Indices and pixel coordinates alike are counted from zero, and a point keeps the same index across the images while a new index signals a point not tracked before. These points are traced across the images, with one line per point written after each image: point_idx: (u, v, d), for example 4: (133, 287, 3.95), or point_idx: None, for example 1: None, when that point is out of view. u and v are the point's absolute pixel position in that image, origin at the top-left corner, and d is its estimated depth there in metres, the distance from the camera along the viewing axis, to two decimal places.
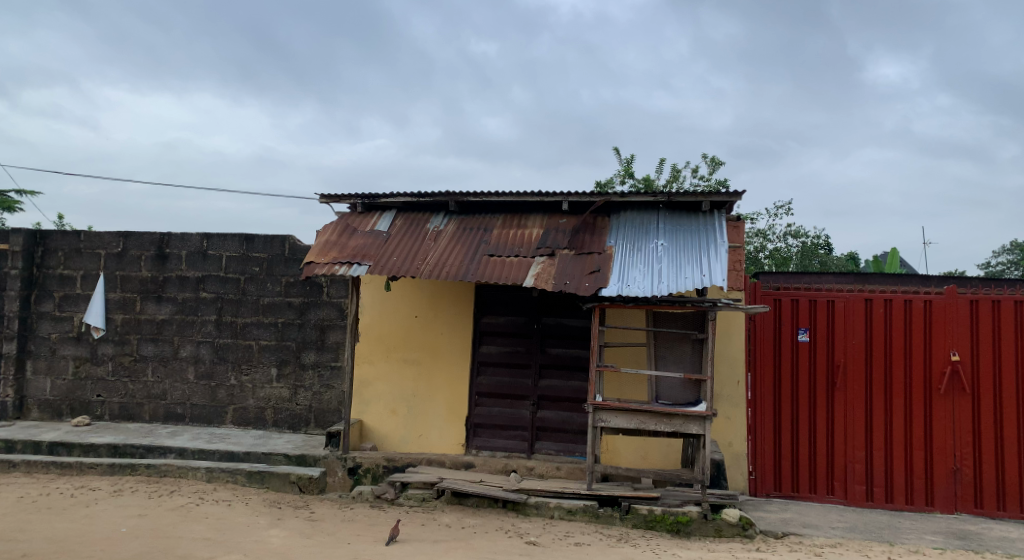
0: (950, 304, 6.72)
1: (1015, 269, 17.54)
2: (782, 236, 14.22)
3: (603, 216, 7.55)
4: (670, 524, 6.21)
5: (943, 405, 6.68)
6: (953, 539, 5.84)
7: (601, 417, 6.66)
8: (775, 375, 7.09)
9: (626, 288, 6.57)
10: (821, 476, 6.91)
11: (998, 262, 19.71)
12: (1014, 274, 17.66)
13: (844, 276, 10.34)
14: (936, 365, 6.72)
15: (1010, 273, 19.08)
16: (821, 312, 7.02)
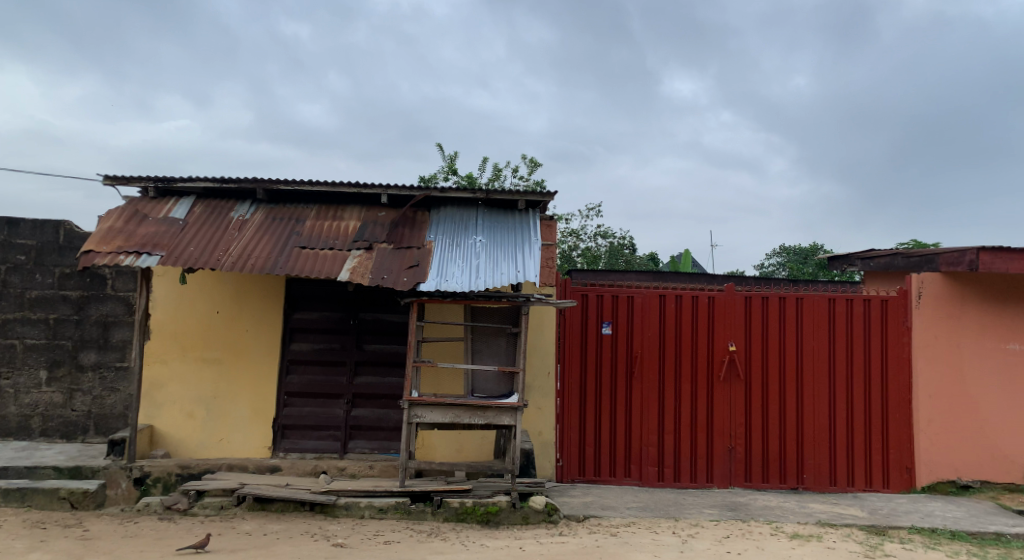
0: (728, 300, 7.49)
1: (781, 270, 20.14)
2: (593, 236, 15.16)
3: (423, 210, 7.52)
4: (480, 515, 6.34)
5: (721, 390, 7.44)
6: (726, 511, 6.55)
7: (416, 413, 6.61)
8: (582, 366, 7.50)
9: (443, 283, 6.57)
10: (620, 460, 7.43)
11: (770, 264, 22.49)
12: (780, 274, 20.25)
13: (646, 274, 11.25)
14: (717, 355, 7.46)
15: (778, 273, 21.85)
16: (622, 306, 7.53)
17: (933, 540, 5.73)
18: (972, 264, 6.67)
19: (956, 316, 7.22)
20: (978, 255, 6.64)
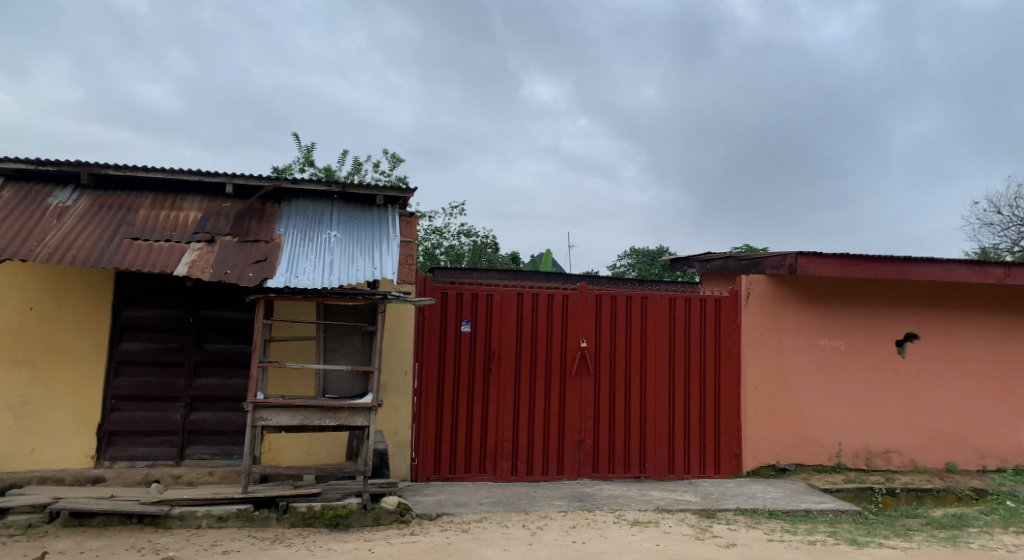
0: (581, 299, 7.77)
1: (632, 270, 21.27)
2: (455, 234, 15.20)
3: (273, 203, 7.17)
4: (329, 519, 6.09)
5: (573, 386, 7.70)
6: (574, 502, 6.80)
7: (262, 415, 6.26)
8: (439, 364, 7.48)
9: (294, 279, 6.28)
10: (475, 456, 7.49)
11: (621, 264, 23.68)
12: (630, 274, 21.37)
13: (506, 273, 11.45)
14: (569, 351, 7.72)
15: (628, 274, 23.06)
16: (481, 304, 7.59)
17: (755, 520, 6.27)
18: (792, 267, 7.36)
19: (778, 314, 7.93)
20: (796, 259, 7.33)
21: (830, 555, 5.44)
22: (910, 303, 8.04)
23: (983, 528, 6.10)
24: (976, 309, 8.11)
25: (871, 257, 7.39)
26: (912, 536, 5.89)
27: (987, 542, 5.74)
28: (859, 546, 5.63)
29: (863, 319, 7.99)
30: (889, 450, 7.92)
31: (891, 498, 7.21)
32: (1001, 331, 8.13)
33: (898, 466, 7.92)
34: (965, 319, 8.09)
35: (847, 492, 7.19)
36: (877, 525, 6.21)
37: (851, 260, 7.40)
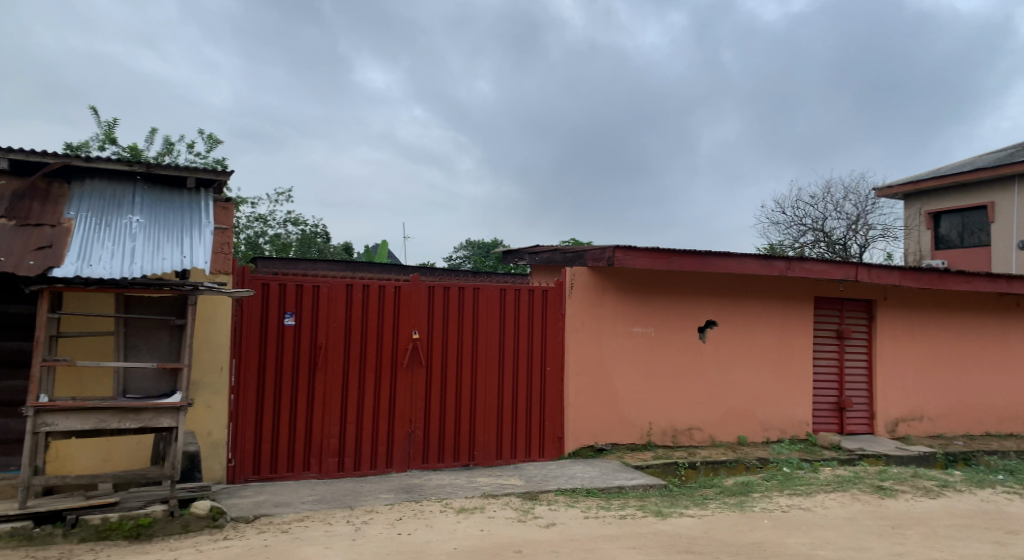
0: (412, 290, 7.69)
1: (467, 262, 21.60)
2: (283, 223, 14.51)
3: (61, 182, 6.39)
4: (129, 530, 5.54)
5: (403, 378, 7.63)
6: (401, 494, 6.75)
7: (45, 421, 5.52)
8: (260, 359, 7.09)
9: (86, 268, 5.62)
10: (299, 454, 7.19)
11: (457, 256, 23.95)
12: (466, 266, 21.69)
13: (337, 263, 11.11)
14: (399, 343, 7.63)
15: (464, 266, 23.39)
16: (307, 296, 7.28)
17: (573, 499, 6.61)
18: (610, 260, 7.82)
19: (598, 304, 8.40)
20: (614, 252, 7.80)
21: (638, 526, 5.86)
22: (710, 293, 8.86)
23: (764, 493, 6.89)
24: (764, 298, 9.13)
25: (679, 251, 8.03)
26: (707, 504, 6.52)
27: (767, 505, 6.49)
28: (663, 516, 6.13)
29: (671, 308, 8.69)
30: (692, 427, 8.71)
31: (692, 471, 7.92)
32: (782, 317, 9.21)
33: (699, 441, 8.73)
34: (755, 308, 9.07)
35: (655, 468, 7.80)
36: (679, 497, 6.80)
37: (662, 254, 8.00)
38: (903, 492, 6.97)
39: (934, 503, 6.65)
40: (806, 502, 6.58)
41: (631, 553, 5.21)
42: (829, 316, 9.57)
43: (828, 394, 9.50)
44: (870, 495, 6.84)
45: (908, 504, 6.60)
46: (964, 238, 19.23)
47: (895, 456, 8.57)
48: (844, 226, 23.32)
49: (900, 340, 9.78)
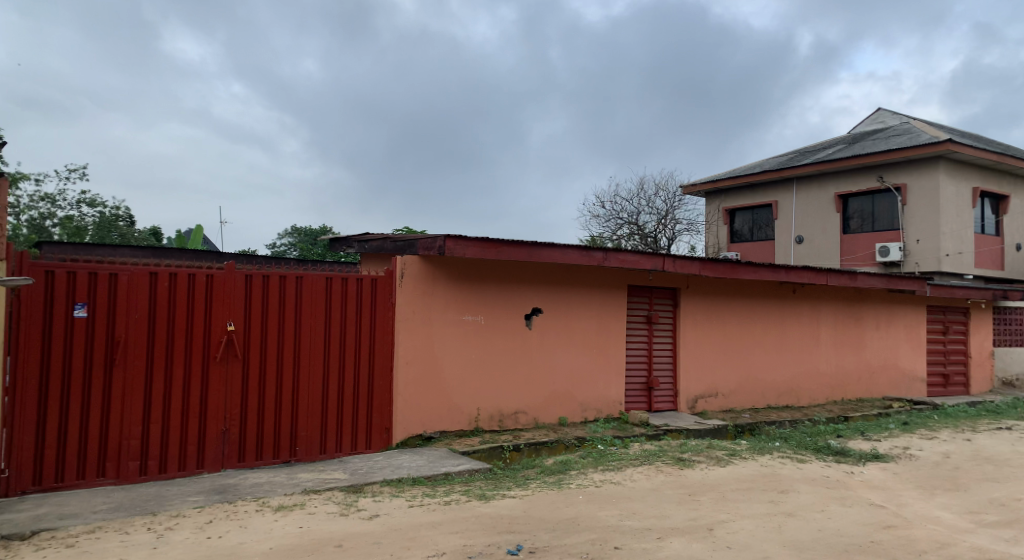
0: (228, 279, 7.17)
1: (293, 250, 20.70)
2: (74, 204, 12.96)
3: None
4: None
5: (216, 373, 7.11)
6: (212, 495, 6.32)
7: None
8: (44, 356, 6.27)
9: None
10: (92, 460, 6.47)
11: (283, 243, 22.85)
12: (292, 254, 20.78)
13: (142, 250, 10.14)
14: (212, 336, 7.10)
15: (289, 254, 22.37)
16: (102, 285, 6.54)
17: (398, 488, 6.57)
18: (440, 249, 7.82)
19: (428, 293, 8.38)
20: (444, 241, 7.80)
21: (461, 511, 5.96)
22: (536, 282, 9.19)
23: (580, 470, 7.31)
24: (585, 287, 9.64)
25: (507, 241, 8.22)
26: (528, 485, 6.79)
27: (582, 481, 6.89)
28: (486, 499, 6.28)
29: (499, 296, 8.89)
30: (517, 411, 9.01)
31: (516, 453, 8.19)
32: (601, 305, 9.80)
33: (523, 424, 9.05)
34: (576, 297, 9.56)
35: (481, 452, 7.97)
36: (502, 479, 7.01)
37: (490, 243, 8.14)
38: (699, 462, 7.72)
39: (724, 470, 7.45)
40: (617, 476, 7.07)
41: (454, 538, 5.29)
42: (641, 303, 10.32)
43: (639, 375, 10.27)
44: (672, 467, 7.51)
45: (703, 473, 7.32)
46: (754, 233, 21.65)
47: (694, 430, 9.47)
48: (655, 220, 25.31)
49: (700, 325, 10.80)
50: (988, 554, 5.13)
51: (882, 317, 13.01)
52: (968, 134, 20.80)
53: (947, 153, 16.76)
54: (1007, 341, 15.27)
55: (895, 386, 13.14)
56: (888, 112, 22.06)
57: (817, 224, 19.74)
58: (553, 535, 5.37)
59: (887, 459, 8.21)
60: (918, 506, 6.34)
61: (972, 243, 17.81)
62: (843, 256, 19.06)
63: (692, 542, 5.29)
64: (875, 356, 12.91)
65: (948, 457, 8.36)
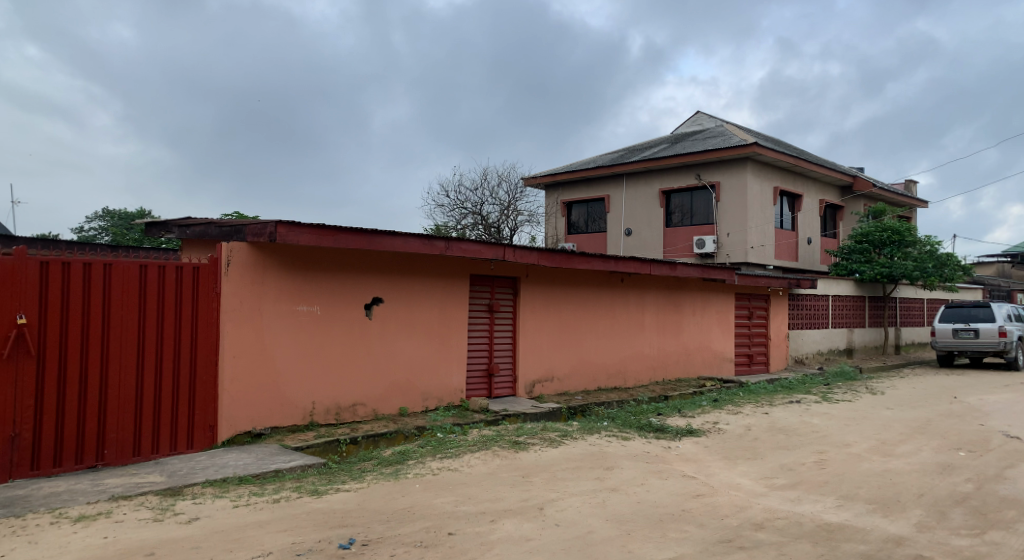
0: (18, 265, 6.26)
1: (105, 235, 18.80)
2: None
3: None
4: None
5: (4, 371, 6.16)
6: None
7: None
8: None
9: None
10: None
11: (93, 227, 20.66)
12: (103, 239, 18.88)
13: None
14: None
15: (100, 239, 20.28)
16: None
17: (222, 489, 6.18)
18: (271, 236, 7.40)
19: (258, 283, 7.93)
20: (276, 228, 7.39)
21: (291, 508, 5.72)
22: (375, 271, 9.00)
23: (418, 459, 7.30)
24: (426, 276, 9.59)
25: (344, 228, 7.96)
26: (364, 477, 6.67)
27: (420, 471, 6.89)
28: (318, 495, 6.08)
29: (336, 286, 8.62)
30: (355, 403, 8.80)
31: (353, 446, 8.01)
32: (442, 294, 9.80)
33: (362, 416, 8.87)
34: (418, 286, 9.49)
35: (316, 447, 7.71)
36: (337, 473, 6.83)
37: (326, 231, 7.83)
38: (534, 445, 8.01)
39: (556, 451, 7.79)
40: (454, 463, 7.15)
41: (282, 536, 5.07)
42: (482, 292, 10.47)
43: (479, 362, 10.43)
44: (508, 451, 7.72)
45: (536, 455, 7.61)
46: (589, 225, 22.75)
47: (530, 414, 9.80)
48: (497, 210, 25.84)
49: (538, 313, 11.17)
50: (777, 513, 5.80)
51: (698, 304, 14.23)
52: (770, 139, 23.24)
53: (754, 155, 18.62)
54: (800, 324, 17.33)
55: (708, 366, 14.45)
56: (706, 116, 24.09)
57: (645, 217, 21.13)
58: (387, 526, 5.31)
59: (699, 433, 9.02)
60: (723, 474, 7.02)
61: (773, 238, 19.97)
62: (666, 248, 20.67)
63: (523, 522, 5.48)
64: (692, 340, 14.11)
65: (749, 429, 9.34)
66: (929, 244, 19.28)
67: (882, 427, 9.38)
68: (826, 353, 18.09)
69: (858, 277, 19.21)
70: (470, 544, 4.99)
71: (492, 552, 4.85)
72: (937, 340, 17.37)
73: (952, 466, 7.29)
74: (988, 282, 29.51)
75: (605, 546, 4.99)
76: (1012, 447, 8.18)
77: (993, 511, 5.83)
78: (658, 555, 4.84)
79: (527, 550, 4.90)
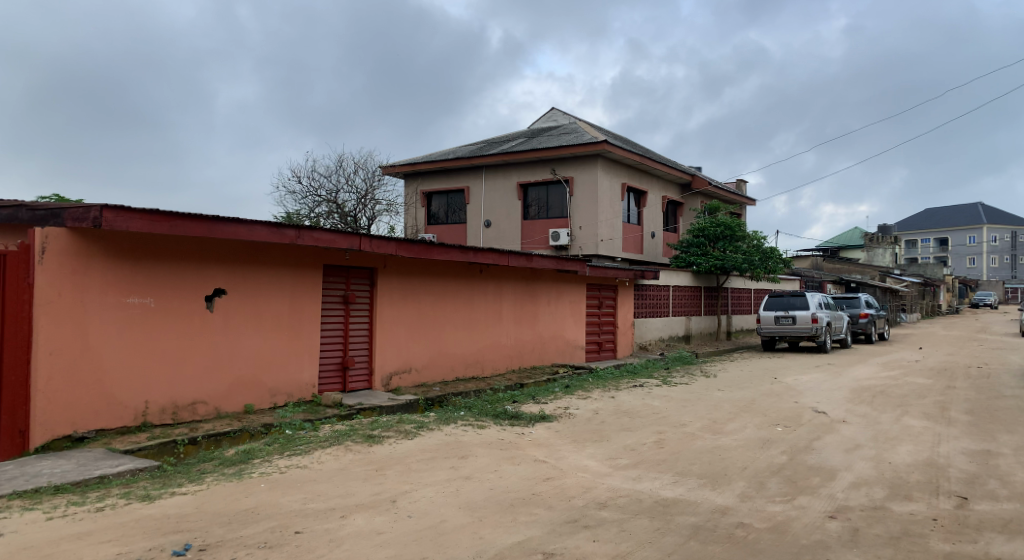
0: None
1: None
2: None
3: None
4: None
5: None
6: None
7: None
8: None
9: None
10: None
11: None
12: None
13: None
14: None
15: None
16: None
17: (34, 501, 5.56)
18: (96, 221, 6.72)
19: (81, 273, 7.17)
20: (102, 212, 6.73)
21: (117, 516, 5.25)
22: (219, 261, 8.46)
23: (264, 458, 6.98)
24: (274, 266, 9.15)
25: (181, 214, 7.39)
26: (203, 479, 6.27)
27: (266, 469, 6.59)
28: (151, 500, 5.64)
29: (172, 276, 7.99)
30: (194, 401, 8.23)
31: (192, 447, 7.50)
32: (293, 285, 9.41)
33: (203, 415, 8.31)
34: (265, 277, 9.03)
35: (149, 449, 7.14)
36: (172, 476, 6.37)
37: (161, 216, 7.24)
38: (389, 438, 7.92)
39: (411, 442, 7.76)
40: (304, 460, 6.91)
41: (105, 548, 4.65)
42: (337, 284, 10.17)
43: (333, 354, 10.14)
44: (361, 444, 7.59)
45: (391, 447, 7.53)
46: (448, 216, 22.78)
47: (386, 406, 9.68)
48: (354, 199, 25.20)
49: (396, 304, 11.03)
50: (620, 492, 6.15)
51: (552, 295, 14.72)
52: (620, 137, 24.42)
53: (604, 152, 19.52)
54: (644, 313, 18.46)
55: (561, 354, 15.00)
56: (560, 112, 24.87)
57: (503, 210, 21.49)
58: (227, 528, 5.04)
59: (551, 419, 9.35)
60: (572, 457, 7.33)
61: (622, 232, 21.06)
62: (524, 239, 21.20)
63: (375, 516, 5.41)
64: (546, 329, 14.58)
65: (596, 413, 9.83)
66: (756, 239, 21.19)
67: (713, 407, 10.23)
68: (667, 340, 19.40)
69: (696, 269, 20.76)
70: (318, 542, 4.85)
71: (341, 548, 4.75)
72: (762, 326, 19.19)
73: (771, 440, 8.10)
74: (804, 273, 32.89)
75: (456, 534, 5.04)
76: (819, 421, 9.23)
77: (803, 478, 6.55)
78: (508, 539, 4.97)
79: (377, 544, 4.85)
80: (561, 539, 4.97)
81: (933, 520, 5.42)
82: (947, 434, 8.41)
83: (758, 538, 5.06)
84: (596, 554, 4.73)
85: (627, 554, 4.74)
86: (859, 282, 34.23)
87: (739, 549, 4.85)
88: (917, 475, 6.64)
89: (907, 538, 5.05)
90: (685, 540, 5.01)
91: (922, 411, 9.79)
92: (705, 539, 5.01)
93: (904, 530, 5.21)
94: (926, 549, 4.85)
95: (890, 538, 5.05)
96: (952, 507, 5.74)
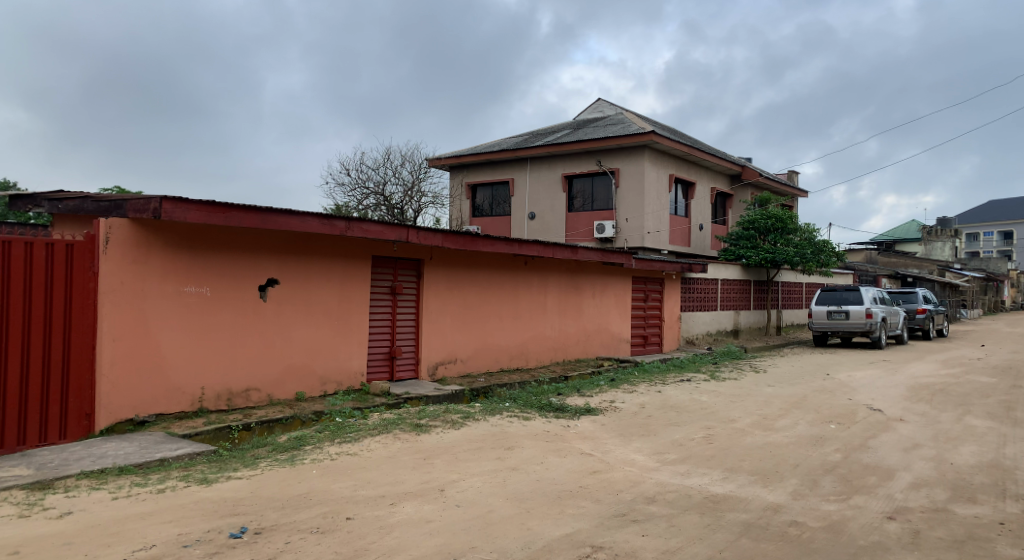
0: None
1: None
2: None
3: None
4: None
5: None
6: None
7: None
8: None
9: None
10: None
11: None
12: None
13: None
14: None
15: None
16: None
17: (100, 481, 5.78)
18: (156, 212, 6.89)
19: (141, 263, 7.40)
20: (161, 204, 6.89)
21: (178, 498, 5.42)
22: (271, 252, 8.64)
23: (315, 445, 7.13)
24: (324, 256, 9.30)
25: (236, 206, 7.57)
26: (257, 464, 6.44)
27: (317, 456, 6.71)
28: (208, 483, 5.81)
29: (227, 267, 8.20)
30: (248, 388, 8.44)
31: (246, 433, 7.69)
32: (342, 275, 9.54)
33: (256, 402, 8.52)
34: (316, 267, 9.19)
35: (205, 434, 7.35)
36: (228, 461, 6.54)
37: (216, 207, 7.41)
38: (436, 427, 8.00)
39: (458, 432, 7.82)
40: (353, 448, 7.02)
41: (167, 528, 4.81)
42: (385, 275, 10.29)
43: (381, 344, 10.28)
44: (409, 434, 7.66)
45: (438, 437, 7.59)
46: (493, 208, 22.83)
47: (432, 397, 9.75)
48: (401, 191, 25.49)
49: (442, 295, 11.10)
50: (668, 487, 6.08)
51: (598, 286, 14.63)
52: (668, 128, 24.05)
53: (651, 143, 19.25)
54: (691, 306, 18.19)
55: (606, 347, 14.89)
56: (606, 103, 24.64)
57: (548, 202, 21.43)
58: (281, 513, 5.16)
59: (597, 412, 9.30)
60: (619, 451, 7.27)
61: (668, 224, 20.76)
62: (569, 232, 21.10)
63: (423, 504, 5.46)
64: (591, 322, 14.50)
65: (642, 407, 9.71)
66: (808, 231, 20.65)
67: (763, 403, 10.00)
68: (715, 334, 19.07)
69: (745, 262, 20.33)
70: (369, 528, 4.93)
71: (391, 535, 4.82)
72: (814, 321, 18.68)
73: (823, 438, 7.89)
74: (860, 266, 32.03)
75: (505, 524, 5.06)
76: (874, 419, 8.94)
77: (858, 477, 6.36)
78: (556, 531, 4.96)
79: (427, 532, 4.90)
80: (610, 533, 4.95)
81: (1000, 524, 5.20)
82: (1013, 435, 8.07)
83: (813, 537, 4.94)
84: (645, 549, 4.69)
85: (677, 549, 4.68)
86: (918, 276, 33.34)
87: (793, 548, 4.74)
88: (981, 477, 6.38)
89: (972, 542, 4.87)
90: (737, 537, 4.92)
91: (986, 411, 9.40)
92: (757, 537, 4.92)
93: (968, 534, 5.02)
94: (993, 554, 4.67)
95: (953, 542, 4.87)
96: (1020, 511, 5.50)
